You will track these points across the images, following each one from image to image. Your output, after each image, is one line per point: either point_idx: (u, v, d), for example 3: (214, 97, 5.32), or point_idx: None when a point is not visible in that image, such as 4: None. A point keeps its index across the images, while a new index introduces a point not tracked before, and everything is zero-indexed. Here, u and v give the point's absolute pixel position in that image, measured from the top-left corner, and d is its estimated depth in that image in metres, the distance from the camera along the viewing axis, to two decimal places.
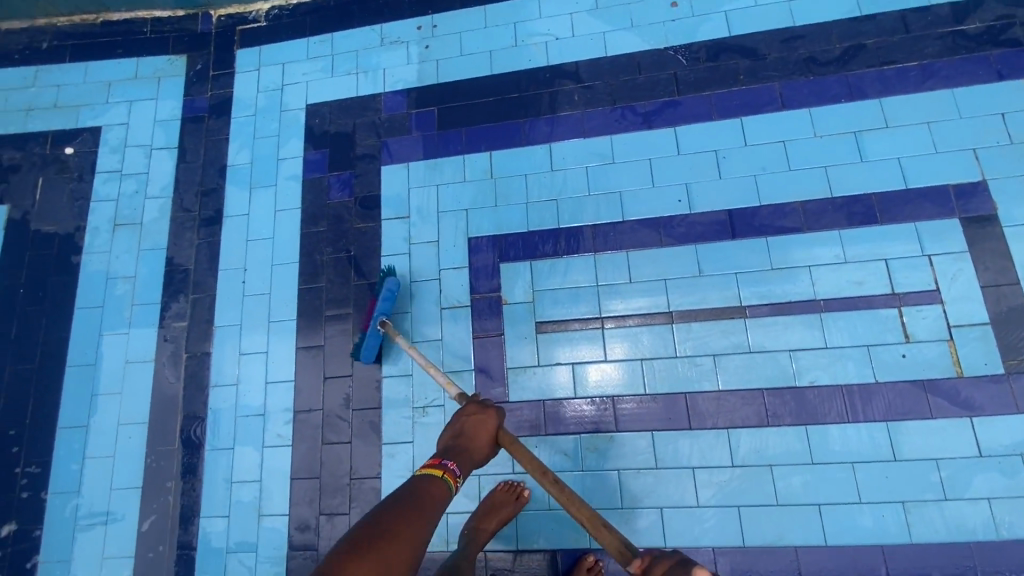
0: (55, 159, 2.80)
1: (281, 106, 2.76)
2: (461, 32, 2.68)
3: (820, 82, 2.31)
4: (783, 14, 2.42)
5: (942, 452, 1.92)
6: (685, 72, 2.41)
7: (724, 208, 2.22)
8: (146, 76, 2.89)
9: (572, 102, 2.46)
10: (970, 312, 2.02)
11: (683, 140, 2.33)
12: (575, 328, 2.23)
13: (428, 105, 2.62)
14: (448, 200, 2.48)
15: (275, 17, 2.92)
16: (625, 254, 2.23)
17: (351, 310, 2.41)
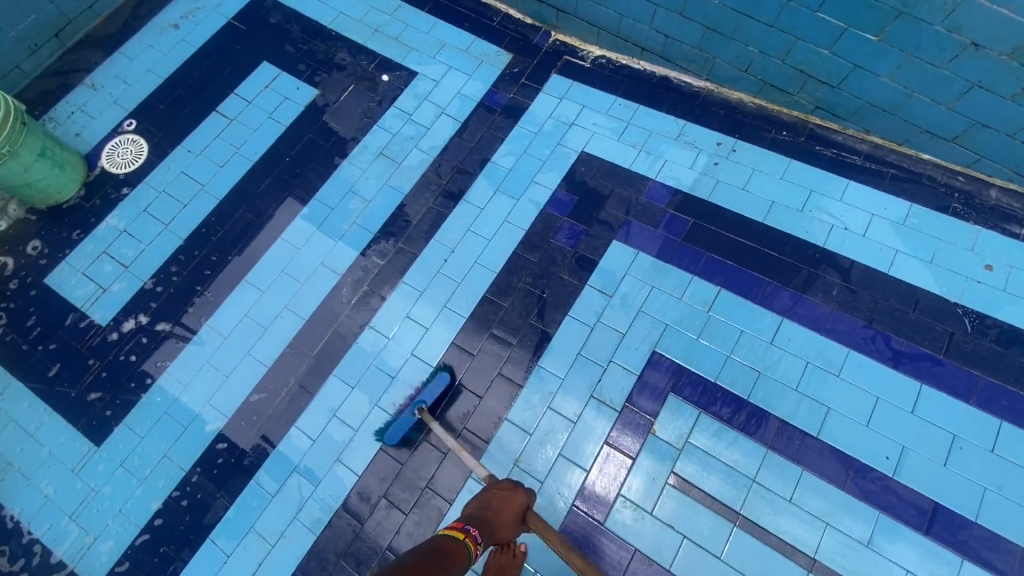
0: (372, 78, 3.20)
1: (561, 139, 2.94)
2: (754, 168, 2.67)
3: None
4: None
5: None
6: (963, 338, 2.21)
7: (931, 497, 1.99)
8: (473, 55, 3.24)
9: (827, 294, 2.33)
10: None
11: (923, 401, 2.12)
12: (705, 503, 2.08)
13: (686, 213, 2.62)
14: (654, 305, 2.43)
15: (600, 66, 3.13)
16: (799, 471, 2.07)
17: (514, 343, 2.47)
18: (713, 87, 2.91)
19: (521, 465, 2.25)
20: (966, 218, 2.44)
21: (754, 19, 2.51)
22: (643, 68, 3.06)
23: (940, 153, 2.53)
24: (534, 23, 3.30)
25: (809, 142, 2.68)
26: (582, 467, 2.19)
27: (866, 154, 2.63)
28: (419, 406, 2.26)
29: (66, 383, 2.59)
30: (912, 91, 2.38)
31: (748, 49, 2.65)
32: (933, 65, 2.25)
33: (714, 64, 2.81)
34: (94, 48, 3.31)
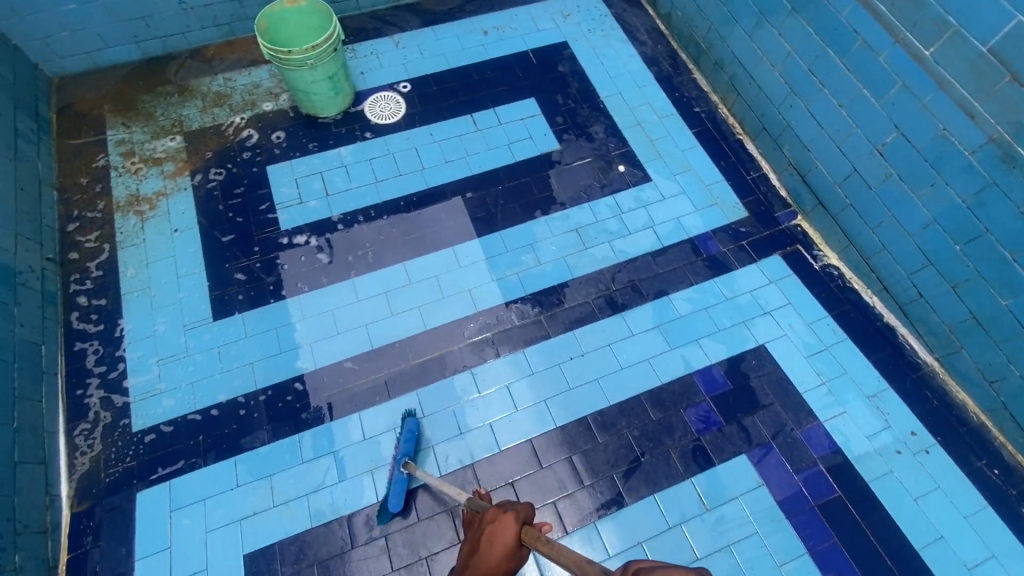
0: (611, 161, 3.24)
1: (747, 321, 2.76)
2: (938, 485, 2.32)
3: None
4: None
5: None
6: None
7: None
8: (711, 193, 3.16)
9: None
10: None
11: None
12: None
13: (834, 481, 2.31)
14: (747, 552, 2.17)
15: (828, 274, 2.91)
16: None
17: (586, 484, 2.31)
18: (938, 371, 2.58)
19: None
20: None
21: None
22: (873, 303, 2.80)
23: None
24: (786, 198, 3.16)
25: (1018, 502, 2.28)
26: None
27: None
28: (407, 460, 2.26)
29: (225, 255, 2.86)
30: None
31: (1008, 364, 2.32)
32: None
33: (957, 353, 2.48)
34: (417, 14, 3.72)
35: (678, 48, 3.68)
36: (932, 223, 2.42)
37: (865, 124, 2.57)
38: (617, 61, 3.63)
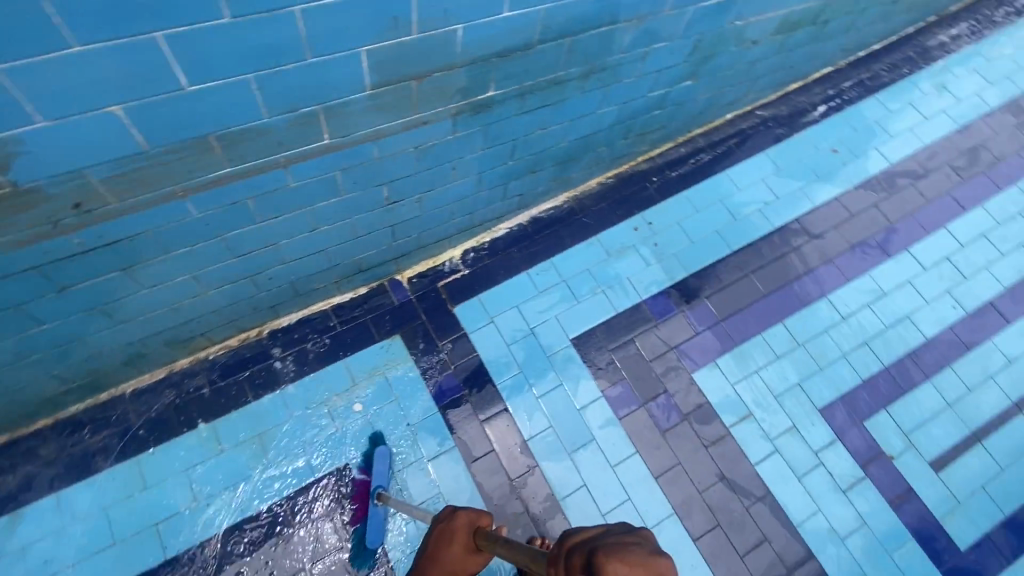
0: (313, 525, 2.24)
1: (544, 349, 2.68)
2: (678, 221, 2.97)
3: (972, 183, 3.09)
4: (911, 138, 3.20)
5: None
6: (882, 203, 3.03)
7: (986, 300, 2.81)
8: (367, 380, 2.49)
9: (817, 256, 2.89)
10: None
11: (921, 256, 2.89)
12: (960, 456, 2.51)
13: (698, 299, 2.80)
14: (777, 383, 2.63)
15: (474, 260, 2.82)
16: (950, 367, 2.66)
17: (763, 534, 2.37)
18: (573, 193, 3.00)
19: None
20: (792, 132, 3.21)
21: (600, 128, 2.54)
22: (506, 229, 2.89)
23: (740, 106, 3.17)
24: (371, 285, 2.66)
25: (674, 170, 3.07)
26: (906, 538, 2.37)
27: (707, 145, 3.15)
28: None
29: None
30: (721, 88, 2.86)
31: (596, 150, 2.73)
32: (736, 58, 2.66)
33: (570, 179, 2.85)
34: None
35: (69, 414, 2.26)
36: (485, 172, 2.33)
37: (354, 211, 2.03)
38: (87, 526, 2.14)
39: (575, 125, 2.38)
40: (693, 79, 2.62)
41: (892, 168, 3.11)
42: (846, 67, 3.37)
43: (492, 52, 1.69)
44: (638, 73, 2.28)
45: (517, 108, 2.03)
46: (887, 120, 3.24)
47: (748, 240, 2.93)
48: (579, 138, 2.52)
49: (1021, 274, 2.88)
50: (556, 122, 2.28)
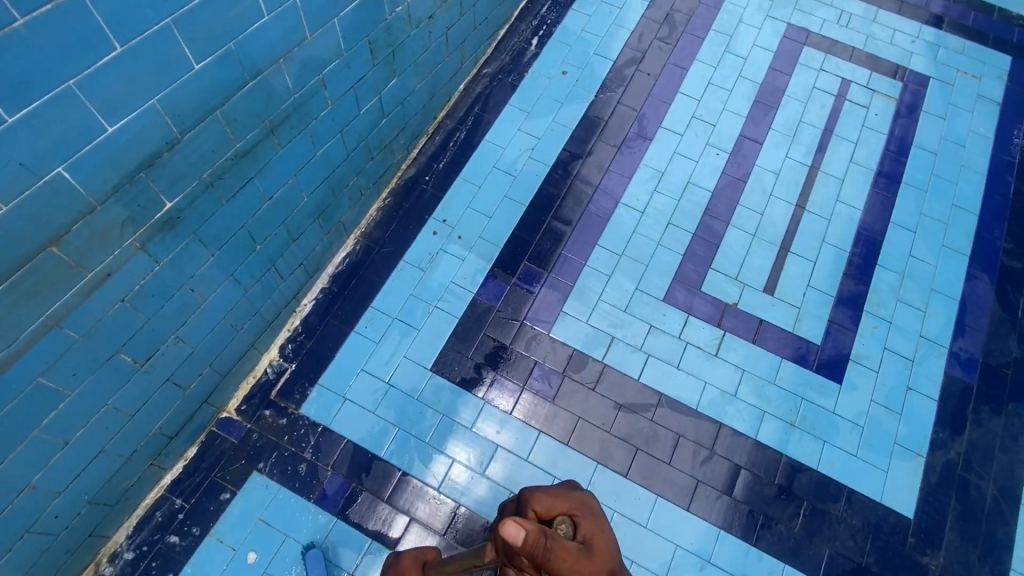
0: None
1: (410, 393, 2.53)
2: (468, 204, 2.95)
3: (683, 43, 3.38)
4: (619, 29, 3.42)
5: (935, 133, 3.17)
6: (624, 97, 3.23)
7: (738, 135, 3.12)
8: (247, 536, 2.25)
9: (594, 172, 3.04)
10: (850, 69, 3.35)
11: (674, 126, 3.15)
12: (783, 271, 2.80)
13: (522, 264, 2.81)
14: (620, 298, 2.75)
15: (296, 350, 2.59)
16: (739, 205, 2.95)
17: (676, 432, 2.49)
18: (359, 230, 2.82)
19: (795, 423, 2.51)
20: (522, 73, 3.29)
21: (335, 166, 2.41)
22: (312, 302, 2.68)
23: (465, 73, 3.18)
24: (201, 439, 2.39)
25: (439, 160, 3.02)
26: (779, 362, 2.61)
27: (458, 122, 3.13)
28: None
29: None
30: (433, 69, 2.83)
31: (350, 184, 2.59)
32: (426, 38, 2.62)
33: (343, 223, 2.69)
34: None
35: None
36: (237, 272, 2.12)
37: (104, 396, 1.80)
38: None
39: (302, 178, 2.23)
40: (398, 75, 2.53)
41: (617, 63, 3.31)
42: None
43: (129, 170, 1.49)
44: (330, 102, 2.16)
45: (218, 201, 1.84)
46: (593, 24, 3.43)
47: (535, 188, 3.00)
48: (319, 186, 2.37)
49: (752, 99, 3.22)
50: (277, 188, 2.11)
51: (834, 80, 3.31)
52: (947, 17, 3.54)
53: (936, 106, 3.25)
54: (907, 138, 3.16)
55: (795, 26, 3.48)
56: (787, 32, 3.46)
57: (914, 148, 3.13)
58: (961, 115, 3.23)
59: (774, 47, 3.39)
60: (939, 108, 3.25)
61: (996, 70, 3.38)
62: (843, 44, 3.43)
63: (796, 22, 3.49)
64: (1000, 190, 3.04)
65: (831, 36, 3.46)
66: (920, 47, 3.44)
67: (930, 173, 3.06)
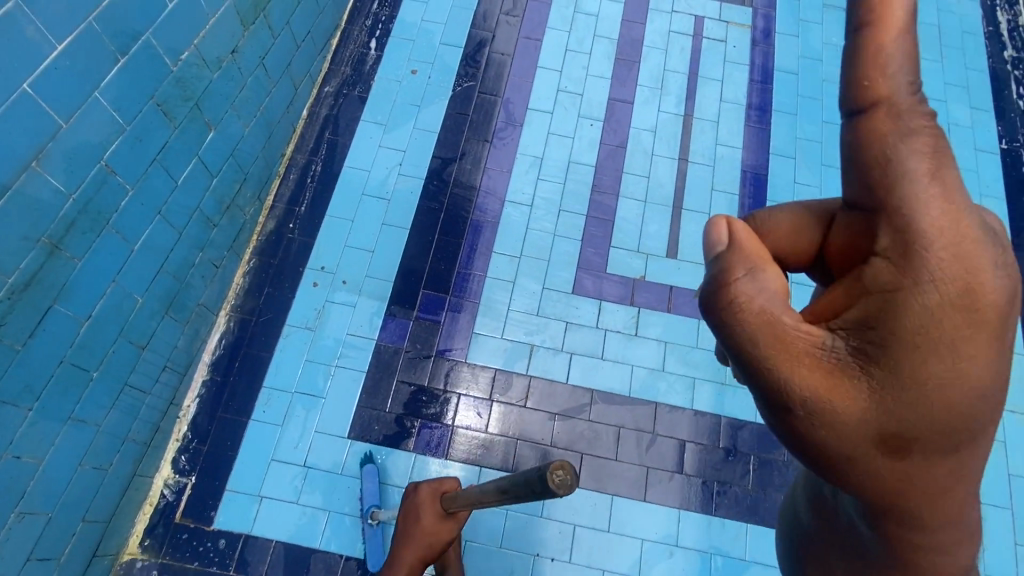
0: None
1: (331, 468, 2.30)
2: (344, 242, 2.65)
3: (530, 12, 3.17)
4: (460, 11, 3.15)
5: (793, 53, 3.17)
6: (483, 84, 3.00)
7: (606, 100, 2.99)
8: None
9: (472, 172, 2.82)
10: (700, 5, 3.27)
11: (542, 104, 2.97)
12: (682, 230, 2.74)
13: (418, 293, 2.58)
14: (529, 302, 2.60)
15: (190, 460, 2.29)
16: (624, 173, 2.84)
17: (616, 425, 2.40)
18: (228, 305, 2.51)
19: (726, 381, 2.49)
20: (368, 83, 2.97)
21: (168, 250, 2.07)
22: (195, 400, 2.36)
23: (302, 98, 2.84)
24: None
25: (300, 203, 2.71)
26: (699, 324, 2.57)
27: (310, 154, 2.81)
28: None
29: None
30: (259, 106, 2.48)
31: (197, 262, 2.26)
32: (236, 77, 2.27)
33: (204, 305, 2.36)
34: None
35: None
36: (76, 412, 1.79)
37: None
38: None
39: (127, 280, 1.89)
40: (213, 127, 2.18)
41: (467, 49, 3.05)
42: None
43: None
44: (130, 186, 1.82)
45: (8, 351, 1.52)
46: (432, 13, 3.14)
47: (413, 207, 2.74)
48: (156, 279, 2.04)
49: (613, 57, 3.08)
50: (93, 304, 1.77)
51: (688, 20, 3.22)
52: None
53: (789, 25, 3.24)
54: (769, 65, 3.14)
55: None
56: None
57: (777, 72, 3.11)
58: (813, 29, 3.23)
59: None
60: (791, 26, 3.24)
61: None
62: None
63: None
64: None
65: None
66: None
67: (796, 95, 3.06)
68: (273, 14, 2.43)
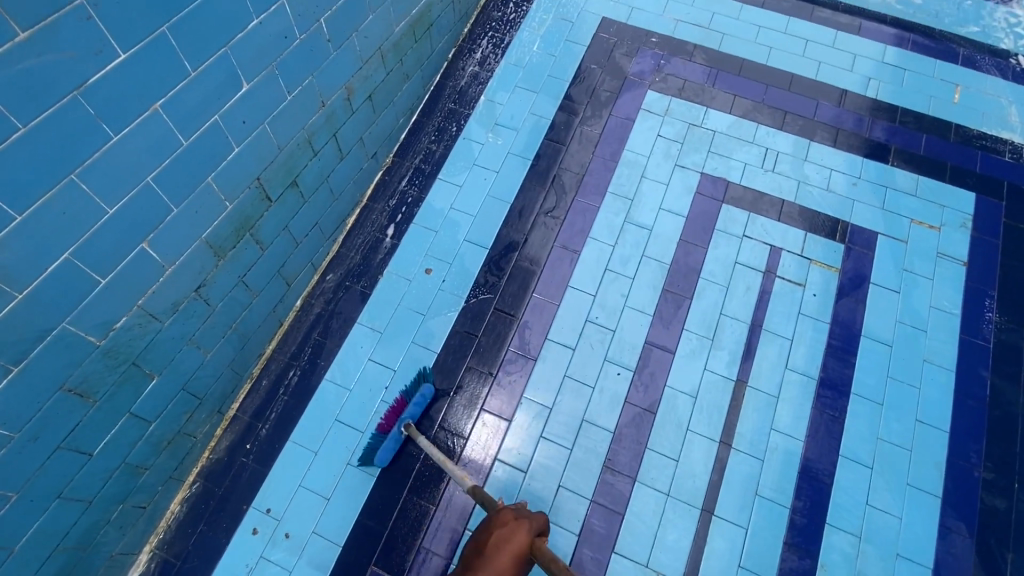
0: None
1: None
2: (299, 483, 2.27)
3: (573, 217, 2.77)
4: (495, 204, 2.80)
5: (891, 315, 2.55)
6: (501, 299, 2.59)
7: (644, 343, 2.48)
8: None
9: (465, 413, 2.39)
10: (781, 232, 2.73)
11: (566, 337, 2.49)
12: (707, 545, 2.16)
13: (368, 570, 2.16)
14: None
15: None
16: (649, 449, 2.30)
17: None
18: (155, 538, 2.20)
19: None
20: (375, 277, 2.65)
21: (71, 526, 1.78)
22: None
23: (297, 290, 2.53)
24: None
25: (264, 419, 2.37)
26: None
27: (290, 357, 2.48)
28: None
29: None
30: (234, 322, 2.18)
31: (118, 514, 1.97)
32: (202, 309, 1.98)
33: (121, 552, 2.06)
34: None
35: None
36: None
37: None
38: None
39: None
40: (156, 375, 1.88)
41: (493, 254, 2.67)
42: (395, 161, 2.88)
43: None
44: (13, 492, 1.54)
45: None
46: (465, 199, 2.81)
47: (387, 448, 2.33)
48: (47, 562, 1.75)
49: (660, 288, 2.60)
50: None
51: (761, 250, 2.69)
52: (893, 144, 2.93)
53: (889, 276, 2.63)
54: (857, 326, 2.53)
55: (710, 176, 2.85)
56: (702, 187, 2.83)
57: (866, 340, 2.50)
58: (922, 286, 2.62)
59: (685, 211, 2.76)
60: (893, 278, 2.63)
61: (958, 214, 2.77)
62: (770, 197, 2.81)
63: (712, 170, 2.87)
64: (974, 392, 2.41)
65: (755, 188, 2.83)
66: (863, 191, 2.82)
67: (885, 376, 2.43)
68: (265, 228, 2.14)
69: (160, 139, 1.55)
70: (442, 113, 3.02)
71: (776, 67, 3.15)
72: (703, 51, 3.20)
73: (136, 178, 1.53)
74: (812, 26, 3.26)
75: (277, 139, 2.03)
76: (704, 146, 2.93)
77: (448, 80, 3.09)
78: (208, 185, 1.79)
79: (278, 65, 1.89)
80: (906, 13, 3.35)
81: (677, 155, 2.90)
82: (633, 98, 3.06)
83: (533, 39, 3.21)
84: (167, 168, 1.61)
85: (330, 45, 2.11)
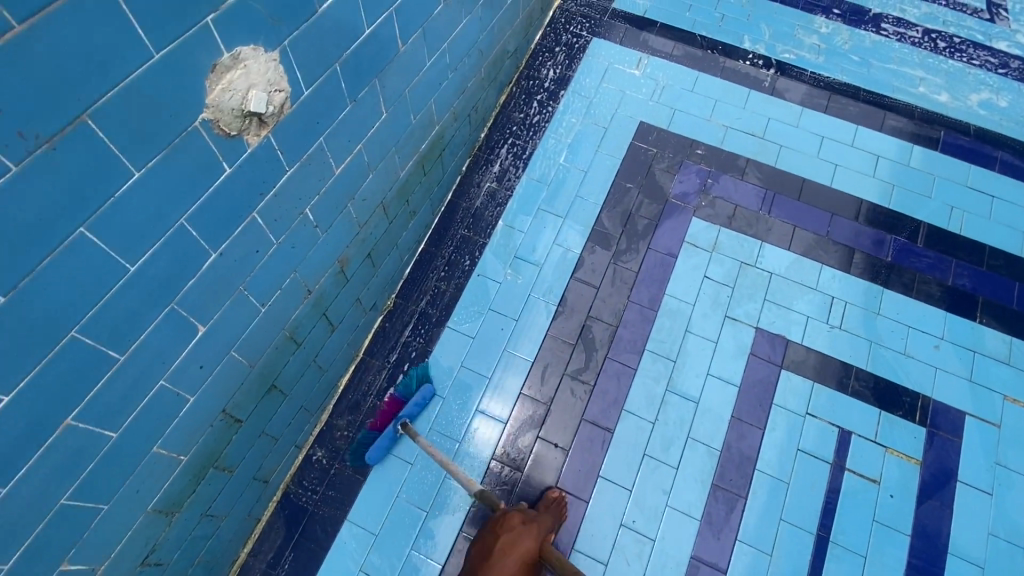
0: None
1: None
2: None
3: (605, 382, 2.35)
4: (514, 362, 2.38)
5: (981, 527, 2.15)
6: (519, 491, 2.19)
7: (688, 558, 2.09)
8: None
9: None
10: (850, 409, 2.32)
11: (596, 547, 2.10)
12: None
13: None
14: None
15: None
16: None
17: None
18: None
19: None
20: None
21: None
22: None
23: (279, 479, 2.14)
24: None
25: None
26: None
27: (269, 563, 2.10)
28: None
29: None
30: (197, 556, 1.80)
31: None
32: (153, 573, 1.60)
33: None
34: None
35: None
36: None
37: None
38: None
39: None
40: None
41: (510, 429, 2.27)
42: (397, 303, 2.47)
43: None
44: None
45: None
46: (478, 354, 2.38)
47: None
48: None
49: (707, 482, 2.19)
50: None
51: (827, 433, 2.28)
52: (979, 293, 2.51)
53: (977, 472, 2.23)
54: (941, 539, 2.13)
55: (767, 332, 2.43)
56: (758, 346, 2.40)
57: (952, 559, 2.10)
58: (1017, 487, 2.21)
59: (737, 379, 2.35)
60: (982, 476, 2.23)
61: None
62: (837, 362, 2.39)
63: (769, 324, 2.45)
64: None
65: (819, 349, 2.41)
66: (947, 356, 2.40)
67: None
68: (235, 449, 1.74)
69: (77, 455, 1.17)
70: (453, 241, 2.60)
71: (842, 191, 2.71)
72: (757, 167, 2.75)
73: (44, 507, 1.15)
74: (883, 138, 2.82)
75: (247, 357, 1.62)
76: (759, 292, 2.51)
77: (461, 199, 2.68)
78: (155, 455, 1.40)
79: (248, 283, 1.47)
80: (991, 123, 2.91)
81: (727, 304, 2.48)
82: (675, 226, 2.63)
83: (559, 149, 2.78)
84: (90, 474, 1.22)
85: (318, 230, 1.68)
